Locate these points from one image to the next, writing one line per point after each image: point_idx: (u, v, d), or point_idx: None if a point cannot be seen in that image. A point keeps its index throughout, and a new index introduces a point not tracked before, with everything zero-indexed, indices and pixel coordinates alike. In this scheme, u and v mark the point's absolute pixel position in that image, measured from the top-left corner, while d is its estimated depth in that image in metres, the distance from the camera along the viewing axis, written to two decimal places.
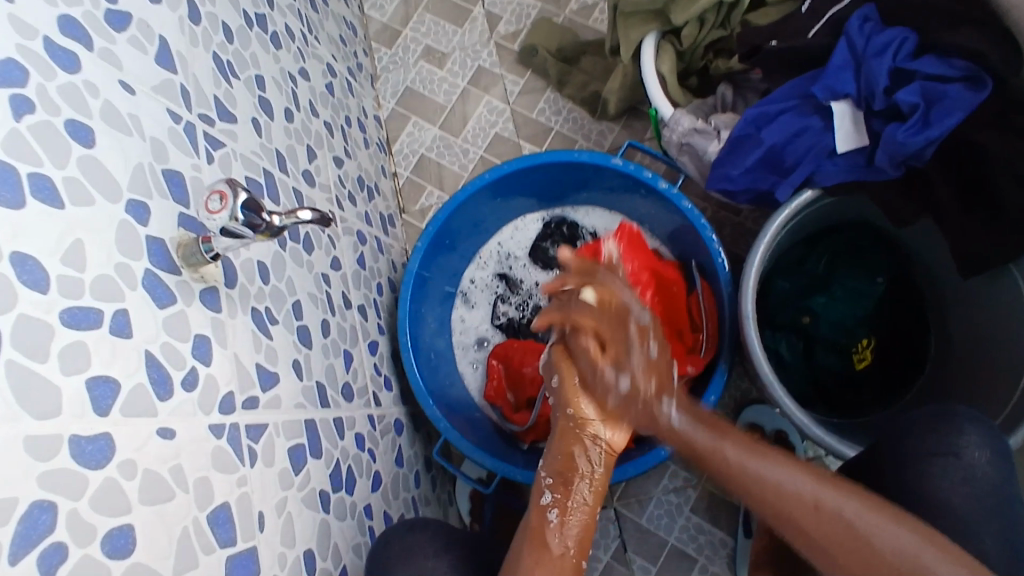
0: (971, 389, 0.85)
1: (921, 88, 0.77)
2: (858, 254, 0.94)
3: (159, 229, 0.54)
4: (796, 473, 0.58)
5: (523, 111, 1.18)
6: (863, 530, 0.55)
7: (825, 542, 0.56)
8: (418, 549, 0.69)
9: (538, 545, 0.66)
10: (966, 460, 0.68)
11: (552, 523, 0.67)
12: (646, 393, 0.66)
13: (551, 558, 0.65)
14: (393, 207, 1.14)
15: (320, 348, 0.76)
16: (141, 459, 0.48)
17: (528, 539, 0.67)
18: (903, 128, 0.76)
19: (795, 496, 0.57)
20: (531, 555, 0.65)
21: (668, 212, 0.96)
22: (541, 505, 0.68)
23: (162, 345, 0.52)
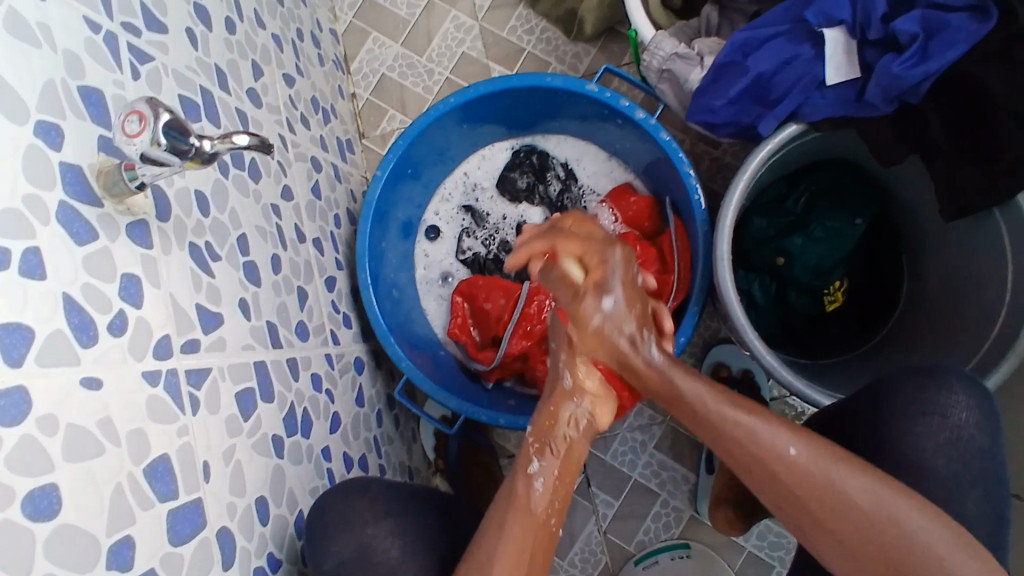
0: (942, 331, 0.84)
1: (923, 17, 0.72)
2: (840, 193, 0.90)
3: (76, 155, 0.47)
4: (770, 426, 0.60)
5: (492, 28, 1.09)
6: (814, 472, 0.57)
7: (792, 490, 0.57)
8: (357, 516, 0.67)
9: (521, 509, 0.66)
10: (952, 421, 0.67)
11: (536, 489, 0.68)
12: (618, 340, 0.69)
13: (529, 514, 0.66)
14: (352, 132, 1.07)
15: (271, 286, 0.71)
16: (64, 414, 0.42)
17: (510, 506, 0.66)
18: (901, 60, 0.71)
19: (770, 449, 0.59)
20: (514, 519, 0.65)
21: (645, 144, 0.91)
22: (528, 474, 0.69)
23: (83, 287, 0.46)
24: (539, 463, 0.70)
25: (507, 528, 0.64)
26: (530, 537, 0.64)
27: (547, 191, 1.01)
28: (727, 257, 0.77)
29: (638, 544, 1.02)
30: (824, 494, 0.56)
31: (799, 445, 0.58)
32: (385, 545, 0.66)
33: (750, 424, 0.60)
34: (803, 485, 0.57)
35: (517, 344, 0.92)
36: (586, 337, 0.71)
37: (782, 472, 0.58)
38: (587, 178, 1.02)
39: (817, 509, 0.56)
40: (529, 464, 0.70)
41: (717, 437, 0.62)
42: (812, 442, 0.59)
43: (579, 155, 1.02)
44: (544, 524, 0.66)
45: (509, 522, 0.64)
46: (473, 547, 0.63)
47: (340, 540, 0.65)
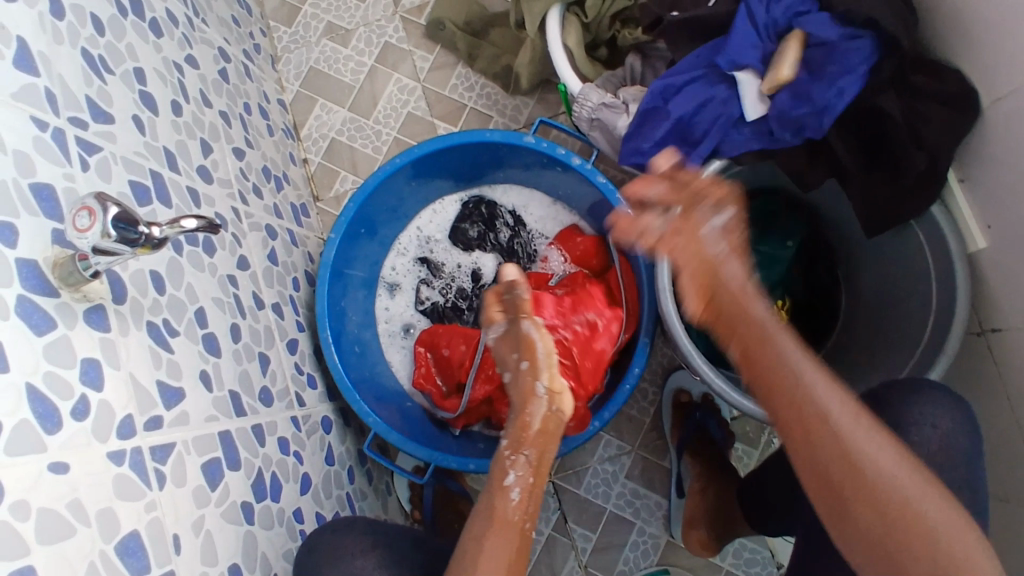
0: (879, 342, 0.89)
1: (811, 56, 0.78)
2: (771, 219, 0.96)
3: (31, 250, 0.50)
4: (828, 390, 0.58)
5: (435, 88, 1.14)
6: (857, 446, 0.55)
7: (823, 465, 0.57)
8: (345, 548, 0.69)
9: (499, 522, 0.68)
10: (942, 428, 0.72)
11: (512, 499, 0.70)
12: (731, 272, 0.68)
13: (506, 524, 0.67)
14: (305, 196, 1.10)
15: (232, 355, 0.73)
16: (33, 499, 0.44)
17: (489, 520, 0.68)
18: (798, 103, 0.78)
19: (807, 390, 0.58)
20: (492, 533, 0.67)
21: (585, 188, 0.95)
22: (503, 487, 0.71)
23: (45, 375, 0.48)
24: (514, 475, 0.72)
25: (487, 543, 0.66)
26: (511, 547, 0.66)
27: (498, 239, 1.05)
28: (669, 288, 0.81)
29: (618, 574, 1.03)
30: (854, 463, 0.55)
31: (851, 426, 0.56)
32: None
33: (830, 402, 0.57)
34: (831, 451, 0.56)
35: (481, 388, 0.94)
36: (687, 249, 0.70)
37: (812, 417, 0.57)
38: (535, 223, 1.06)
39: (841, 478, 0.56)
40: (505, 476, 0.72)
41: (758, 364, 0.62)
42: (870, 427, 0.56)
43: (525, 201, 1.06)
44: (521, 529, 0.68)
45: (488, 540, 0.66)
46: (456, 565, 0.65)
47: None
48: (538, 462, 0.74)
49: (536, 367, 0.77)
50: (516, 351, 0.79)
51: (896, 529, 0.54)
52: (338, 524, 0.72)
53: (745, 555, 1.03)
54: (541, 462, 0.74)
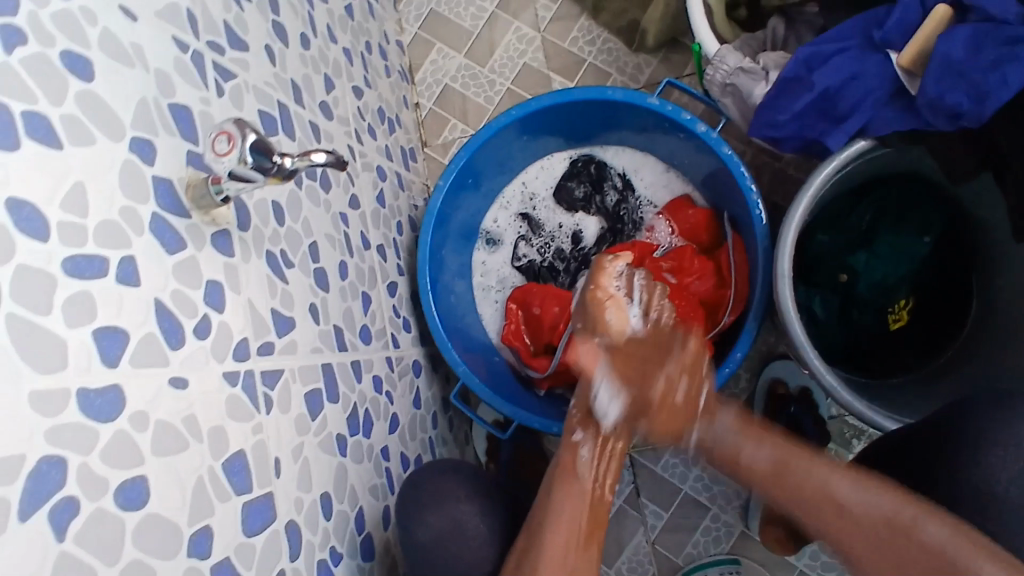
0: (1007, 355, 0.82)
1: (973, 34, 0.70)
2: (906, 211, 0.88)
3: (166, 169, 0.51)
4: (841, 478, 0.64)
5: (554, 40, 1.10)
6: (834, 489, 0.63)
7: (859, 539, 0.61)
8: (448, 491, 0.74)
9: (571, 480, 0.75)
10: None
11: (581, 459, 0.77)
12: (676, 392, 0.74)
13: (576, 490, 0.74)
14: (414, 141, 1.10)
15: (338, 292, 0.74)
16: (153, 411, 0.45)
17: (561, 478, 0.76)
18: (956, 87, 0.70)
19: (831, 494, 0.63)
20: (563, 487, 0.75)
21: (705, 157, 0.91)
22: (573, 444, 0.79)
23: (172, 293, 0.49)
24: (584, 434, 0.79)
25: (558, 502, 0.73)
26: (580, 513, 0.73)
27: (604, 202, 1.02)
28: (787, 273, 0.78)
29: (686, 557, 1.02)
30: (892, 536, 0.60)
31: (888, 501, 0.62)
32: (473, 521, 0.74)
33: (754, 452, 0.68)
34: (866, 529, 0.61)
35: (572, 352, 0.94)
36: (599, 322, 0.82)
37: (835, 504, 0.63)
38: (645, 190, 1.02)
39: (874, 551, 0.60)
40: (574, 434, 0.79)
41: (789, 483, 0.66)
42: (916, 507, 0.61)
43: (637, 165, 1.02)
44: (593, 492, 0.75)
45: (560, 495, 0.74)
46: (531, 519, 0.73)
47: (433, 515, 0.72)
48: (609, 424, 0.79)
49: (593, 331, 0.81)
50: (582, 320, 0.85)
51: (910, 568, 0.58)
52: (434, 467, 0.78)
53: (823, 558, 0.98)
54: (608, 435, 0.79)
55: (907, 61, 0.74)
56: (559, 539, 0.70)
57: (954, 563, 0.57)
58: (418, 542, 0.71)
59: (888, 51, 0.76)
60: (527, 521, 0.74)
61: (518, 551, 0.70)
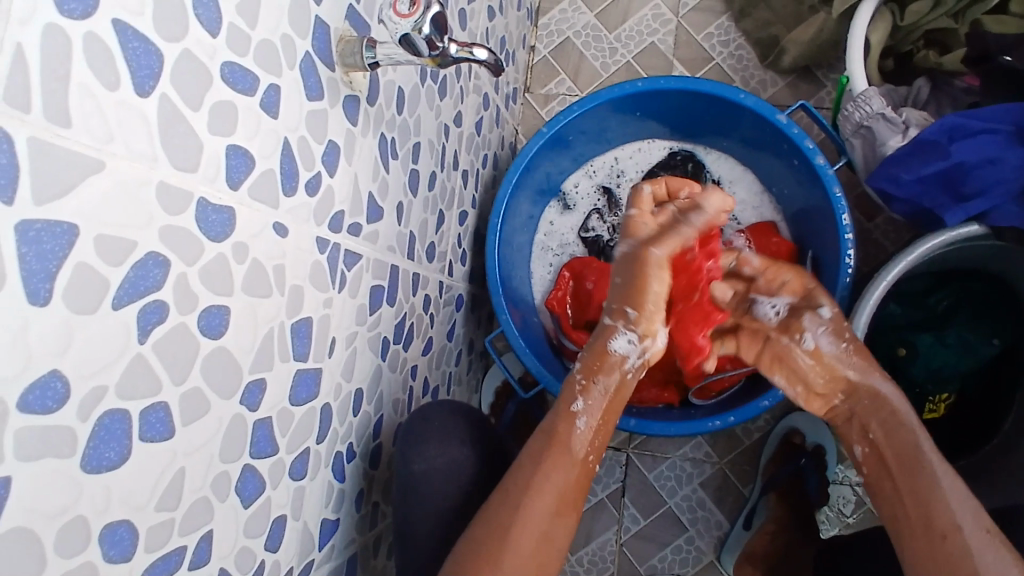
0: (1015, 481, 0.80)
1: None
2: (986, 309, 0.87)
3: (329, 15, 0.49)
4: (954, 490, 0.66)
5: (688, 29, 1.07)
6: (945, 494, 0.66)
7: (925, 522, 0.65)
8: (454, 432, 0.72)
9: (561, 449, 0.69)
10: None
11: (579, 429, 0.71)
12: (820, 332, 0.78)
13: (567, 460, 0.69)
14: (519, 83, 1.07)
15: (422, 200, 0.72)
16: (253, 247, 0.43)
17: (550, 443, 0.69)
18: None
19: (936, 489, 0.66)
20: (551, 456, 0.68)
21: (809, 191, 0.88)
22: (569, 414, 0.72)
23: (299, 139, 0.47)
24: (583, 403, 0.73)
25: (547, 468, 0.67)
26: (569, 483, 0.68)
27: None
28: (862, 330, 0.78)
29: (648, 567, 1.01)
30: (944, 547, 0.63)
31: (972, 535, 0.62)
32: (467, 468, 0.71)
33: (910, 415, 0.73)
34: (931, 532, 0.64)
35: None
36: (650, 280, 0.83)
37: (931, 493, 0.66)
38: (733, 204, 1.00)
39: (925, 546, 0.64)
40: (573, 402, 0.73)
41: (911, 476, 0.68)
42: (989, 538, 0.62)
43: (733, 178, 1.00)
44: (581, 464, 0.70)
45: (547, 462, 0.68)
46: (518, 475, 0.67)
47: (435, 449, 0.69)
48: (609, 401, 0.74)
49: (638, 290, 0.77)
50: (622, 278, 0.79)
51: None
52: (442, 405, 0.73)
53: None
54: (611, 398, 0.74)
55: None
56: (539, 510, 0.65)
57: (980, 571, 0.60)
58: (412, 469, 0.67)
59: None
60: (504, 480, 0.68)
61: (497, 509, 0.64)
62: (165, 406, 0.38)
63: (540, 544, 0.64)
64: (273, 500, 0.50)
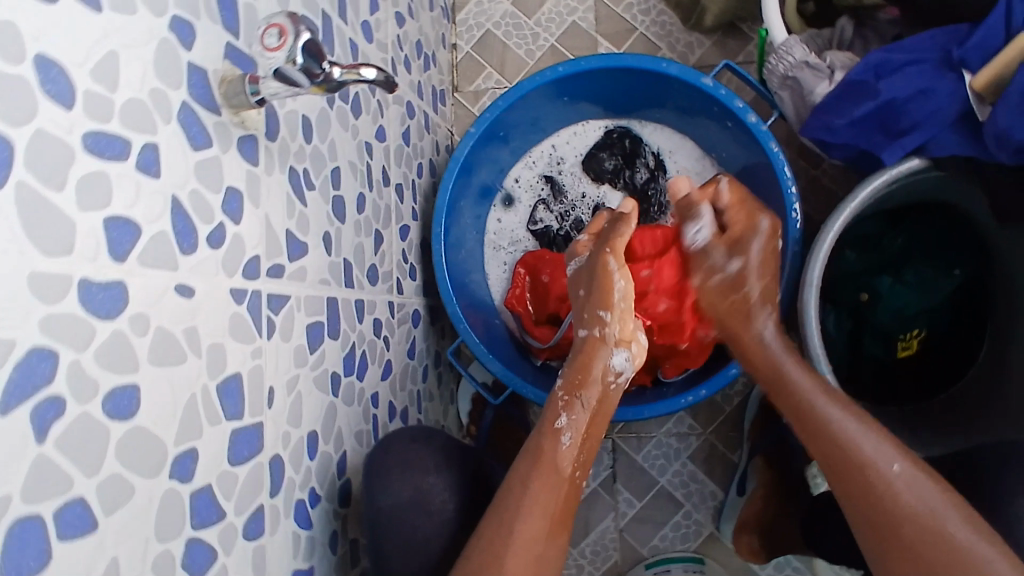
0: (997, 411, 0.81)
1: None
2: (940, 242, 0.87)
3: (203, 57, 0.46)
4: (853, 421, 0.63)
5: (607, 3, 1.05)
6: (854, 445, 0.62)
7: (829, 461, 0.63)
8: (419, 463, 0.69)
9: (546, 467, 0.68)
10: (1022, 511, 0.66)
11: (564, 446, 0.70)
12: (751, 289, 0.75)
13: (554, 474, 0.68)
14: (446, 83, 1.05)
15: (353, 225, 0.70)
16: (155, 316, 0.41)
17: (536, 462, 0.69)
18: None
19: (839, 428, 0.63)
20: (540, 475, 0.67)
21: (749, 150, 0.87)
22: (553, 431, 0.71)
23: (191, 193, 0.45)
24: (567, 419, 0.72)
25: (534, 490, 0.66)
26: (555, 500, 0.67)
27: (633, 177, 0.98)
28: (817, 282, 0.76)
29: (651, 549, 1.01)
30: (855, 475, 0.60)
31: (879, 454, 0.60)
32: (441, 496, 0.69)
33: (798, 377, 0.69)
34: (838, 464, 0.62)
35: None
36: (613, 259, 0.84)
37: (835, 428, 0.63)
38: (677, 173, 0.99)
39: (846, 486, 0.61)
40: (557, 420, 0.72)
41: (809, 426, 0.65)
42: (894, 449, 0.61)
43: (673, 147, 0.99)
44: (569, 480, 0.69)
45: (534, 481, 0.67)
46: (500, 503, 0.65)
47: (398, 481, 0.66)
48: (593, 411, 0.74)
49: (603, 301, 0.78)
50: (585, 288, 0.82)
51: (902, 542, 0.56)
52: (400, 435, 0.72)
53: (788, 571, 0.98)
54: (594, 410, 0.74)
55: (980, 85, 0.70)
56: (528, 532, 0.63)
57: (907, 502, 0.58)
58: (378, 505, 0.65)
59: (962, 70, 0.72)
60: (488, 510, 0.66)
61: (482, 533, 0.63)
62: (83, 501, 0.36)
63: (535, 568, 0.63)
64: (229, 567, 0.48)
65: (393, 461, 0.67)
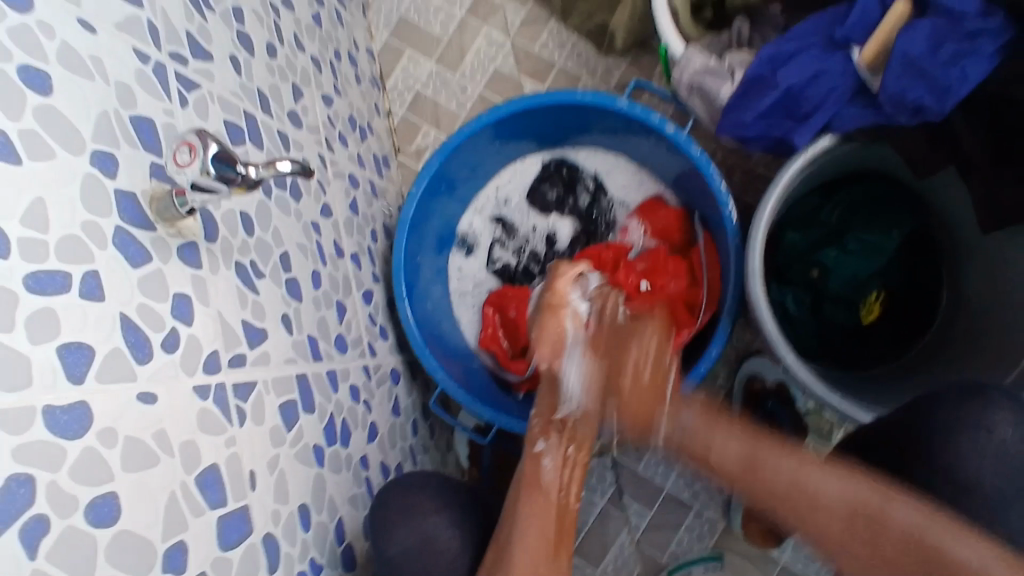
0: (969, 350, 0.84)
1: (932, 30, 0.73)
2: (874, 207, 0.91)
3: (130, 182, 0.50)
4: (809, 469, 0.65)
5: (524, 44, 1.11)
6: (815, 491, 0.64)
7: (786, 507, 0.65)
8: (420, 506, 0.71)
9: (536, 492, 0.74)
10: (999, 437, 0.68)
11: (546, 469, 0.75)
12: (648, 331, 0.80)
13: (543, 498, 0.73)
14: (387, 148, 1.10)
15: (312, 301, 0.74)
16: (121, 427, 0.45)
17: (525, 494, 0.74)
18: (916, 83, 0.73)
19: (801, 492, 0.64)
20: (529, 498, 0.73)
21: (677, 157, 0.91)
22: (536, 454, 0.77)
23: (138, 308, 0.49)
24: (546, 443, 0.77)
25: (526, 516, 0.71)
26: (548, 524, 0.72)
27: (577, 203, 1.03)
28: (759, 269, 0.79)
29: (670, 555, 1.02)
30: (804, 496, 0.64)
31: (824, 475, 0.64)
32: (446, 533, 0.71)
33: (688, 420, 0.69)
34: (812, 521, 0.64)
35: None
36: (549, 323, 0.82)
37: (805, 497, 0.64)
38: (618, 190, 1.03)
39: (828, 533, 0.63)
40: (535, 444, 0.77)
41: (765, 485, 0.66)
42: (840, 470, 0.65)
43: (609, 167, 1.03)
44: (557, 503, 0.74)
45: (527, 508, 0.72)
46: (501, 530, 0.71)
47: (403, 528, 0.69)
48: (569, 430, 0.77)
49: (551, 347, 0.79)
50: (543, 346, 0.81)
51: (909, 568, 0.61)
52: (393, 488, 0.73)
53: (806, 550, 0.99)
54: (573, 448, 0.77)
55: (869, 57, 0.77)
56: (529, 557, 0.68)
57: (900, 526, 0.61)
58: (389, 554, 0.67)
59: (850, 47, 0.78)
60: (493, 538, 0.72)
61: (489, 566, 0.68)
62: None
63: None
64: None
65: (402, 507, 0.70)
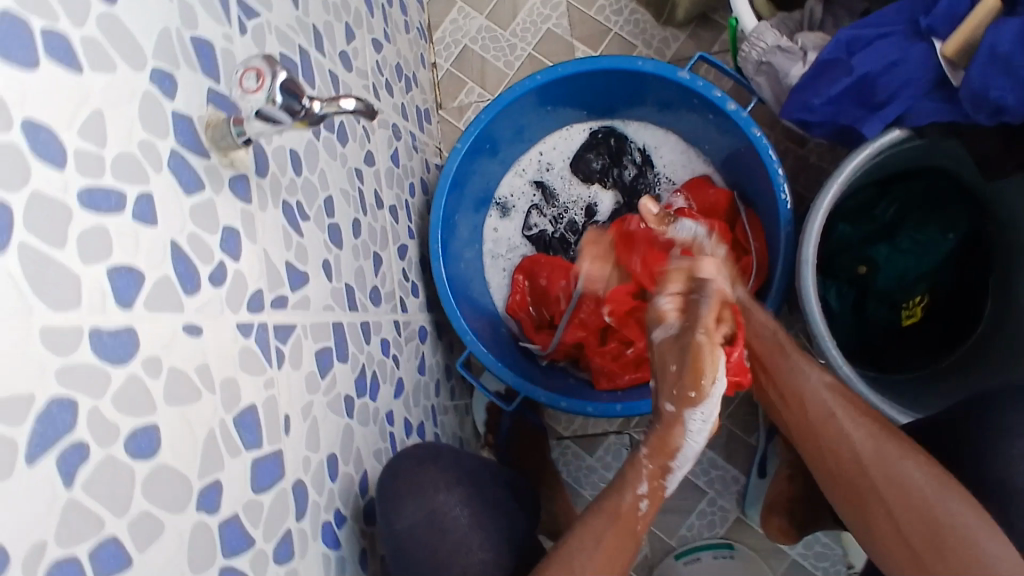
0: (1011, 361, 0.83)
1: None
2: (935, 207, 0.87)
3: (187, 106, 0.48)
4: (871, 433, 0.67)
5: (580, 7, 1.07)
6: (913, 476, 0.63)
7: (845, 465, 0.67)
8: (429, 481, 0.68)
9: (620, 522, 0.64)
10: None
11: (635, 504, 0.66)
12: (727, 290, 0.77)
13: (628, 528, 0.64)
14: (430, 102, 1.07)
15: (351, 250, 0.72)
16: (166, 357, 0.43)
17: (613, 521, 0.64)
18: (1001, 80, 0.69)
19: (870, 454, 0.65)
20: (604, 531, 0.63)
21: (733, 138, 0.88)
22: (631, 482, 0.67)
23: (189, 237, 0.47)
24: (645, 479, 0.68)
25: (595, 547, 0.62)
26: (622, 556, 0.63)
27: (621, 175, 1.00)
28: (811, 260, 0.77)
29: (679, 538, 1.01)
30: (864, 466, 0.66)
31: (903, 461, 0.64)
32: (454, 511, 0.67)
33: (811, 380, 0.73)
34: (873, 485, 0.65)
35: (572, 333, 0.93)
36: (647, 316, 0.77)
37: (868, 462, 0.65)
38: (664, 167, 1.01)
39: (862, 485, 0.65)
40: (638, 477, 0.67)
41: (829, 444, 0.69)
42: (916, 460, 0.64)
43: (658, 142, 1.01)
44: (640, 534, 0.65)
45: (605, 540, 0.63)
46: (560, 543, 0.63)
47: (411, 506, 0.65)
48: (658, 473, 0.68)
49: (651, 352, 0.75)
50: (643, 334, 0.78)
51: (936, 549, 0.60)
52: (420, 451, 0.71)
53: (816, 547, 0.98)
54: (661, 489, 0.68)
55: (951, 51, 0.73)
56: None
57: (929, 496, 0.61)
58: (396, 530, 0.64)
59: (931, 39, 0.75)
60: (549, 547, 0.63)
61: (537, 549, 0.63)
62: (116, 539, 0.38)
63: None
64: None
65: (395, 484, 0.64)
